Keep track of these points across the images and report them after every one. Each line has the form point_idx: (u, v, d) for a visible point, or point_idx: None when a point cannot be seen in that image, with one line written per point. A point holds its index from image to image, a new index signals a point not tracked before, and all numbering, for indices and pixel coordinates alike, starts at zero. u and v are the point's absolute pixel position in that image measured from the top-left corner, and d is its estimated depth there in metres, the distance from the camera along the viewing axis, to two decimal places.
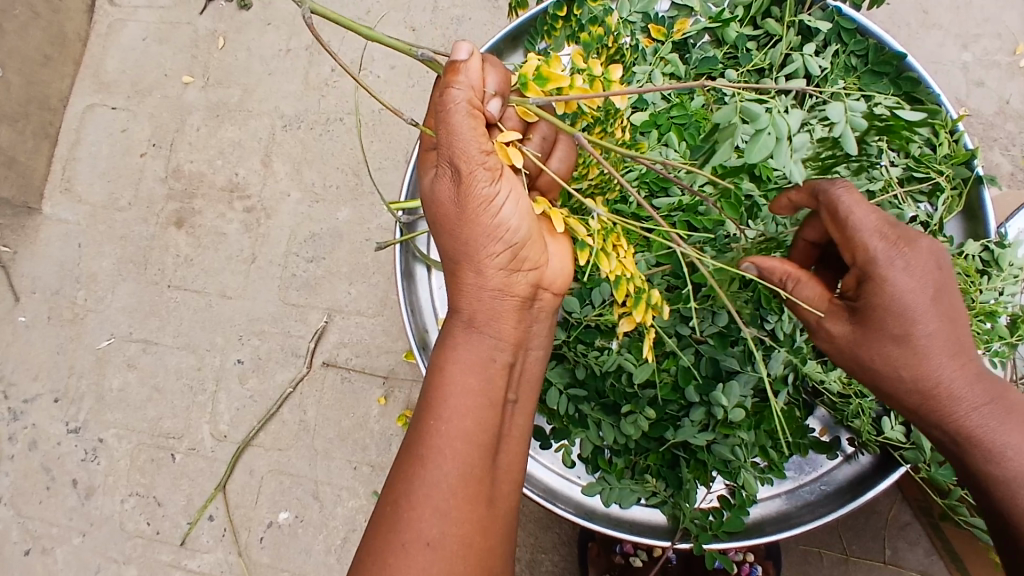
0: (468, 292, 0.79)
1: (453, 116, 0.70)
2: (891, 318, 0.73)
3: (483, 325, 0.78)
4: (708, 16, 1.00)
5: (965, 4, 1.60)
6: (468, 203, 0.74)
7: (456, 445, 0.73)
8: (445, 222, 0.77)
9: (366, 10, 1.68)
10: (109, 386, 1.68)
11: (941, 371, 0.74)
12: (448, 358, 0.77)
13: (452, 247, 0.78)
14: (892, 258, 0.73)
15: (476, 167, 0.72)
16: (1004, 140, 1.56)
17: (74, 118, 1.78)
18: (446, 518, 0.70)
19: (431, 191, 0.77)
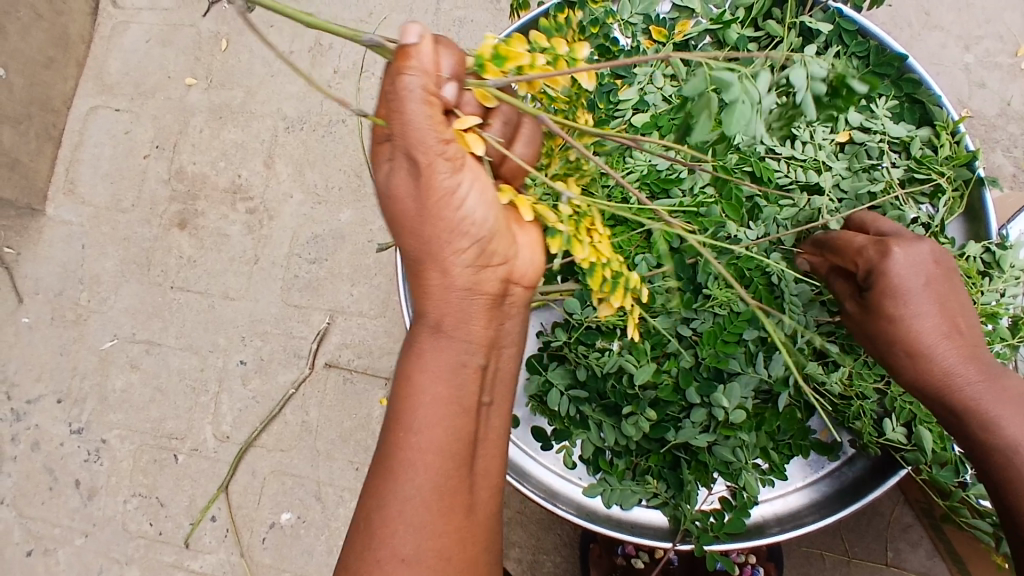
0: (432, 294, 0.73)
1: (409, 105, 0.64)
2: (887, 299, 0.76)
3: (449, 330, 0.73)
4: (709, 17, 1.01)
5: (967, 5, 1.60)
6: (429, 200, 0.68)
7: (429, 459, 0.70)
8: (403, 219, 0.71)
9: (369, 12, 1.68)
10: (112, 387, 1.68)
11: (940, 355, 0.75)
12: (416, 367, 0.73)
13: (410, 246, 0.72)
14: (885, 250, 0.78)
15: (436, 160, 0.66)
16: (1006, 142, 1.55)
17: (78, 120, 1.79)
18: (424, 532, 0.70)
19: (385, 185, 0.71)
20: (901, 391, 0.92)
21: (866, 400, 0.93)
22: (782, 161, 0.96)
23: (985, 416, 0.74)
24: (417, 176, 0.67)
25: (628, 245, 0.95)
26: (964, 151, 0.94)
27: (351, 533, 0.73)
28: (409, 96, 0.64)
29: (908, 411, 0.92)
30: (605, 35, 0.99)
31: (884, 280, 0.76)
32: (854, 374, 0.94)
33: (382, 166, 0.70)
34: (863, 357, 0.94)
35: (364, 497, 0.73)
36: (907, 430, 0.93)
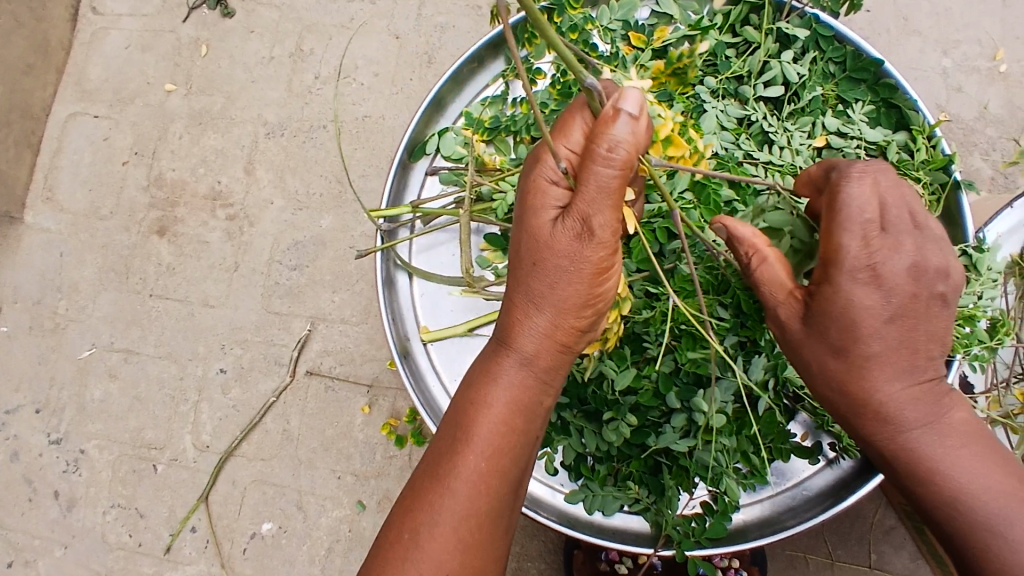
0: (534, 336, 0.78)
1: (606, 176, 0.69)
2: (836, 327, 0.75)
3: (539, 372, 0.79)
4: (688, 23, 1.00)
5: (944, 11, 1.62)
6: (578, 260, 0.74)
7: (487, 484, 0.76)
8: (540, 261, 0.75)
9: (350, 17, 1.68)
10: (91, 396, 1.66)
11: (880, 390, 0.76)
12: (497, 397, 0.78)
13: (531, 285, 0.77)
14: (861, 265, 0.73)
15: (602, 232, 0.72)
16: (984, 145, 1.57)
17: (56, 126, 1.76)
18: (467, 552, 0.74)
19: (533, 221, 0.75)
20: None
21: None
22: (759, 166, 0.96)
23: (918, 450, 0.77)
24: (579, 236, 0.72)
25: None
26: (940, 155, 0.95)
27: (388, 529, 0.77)
28: (612, 169, 0.69)
29: None
30: (583, 41, 1.00)
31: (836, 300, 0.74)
32: None
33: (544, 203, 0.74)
34: None
35: (410, 502, 0.77)
36: None
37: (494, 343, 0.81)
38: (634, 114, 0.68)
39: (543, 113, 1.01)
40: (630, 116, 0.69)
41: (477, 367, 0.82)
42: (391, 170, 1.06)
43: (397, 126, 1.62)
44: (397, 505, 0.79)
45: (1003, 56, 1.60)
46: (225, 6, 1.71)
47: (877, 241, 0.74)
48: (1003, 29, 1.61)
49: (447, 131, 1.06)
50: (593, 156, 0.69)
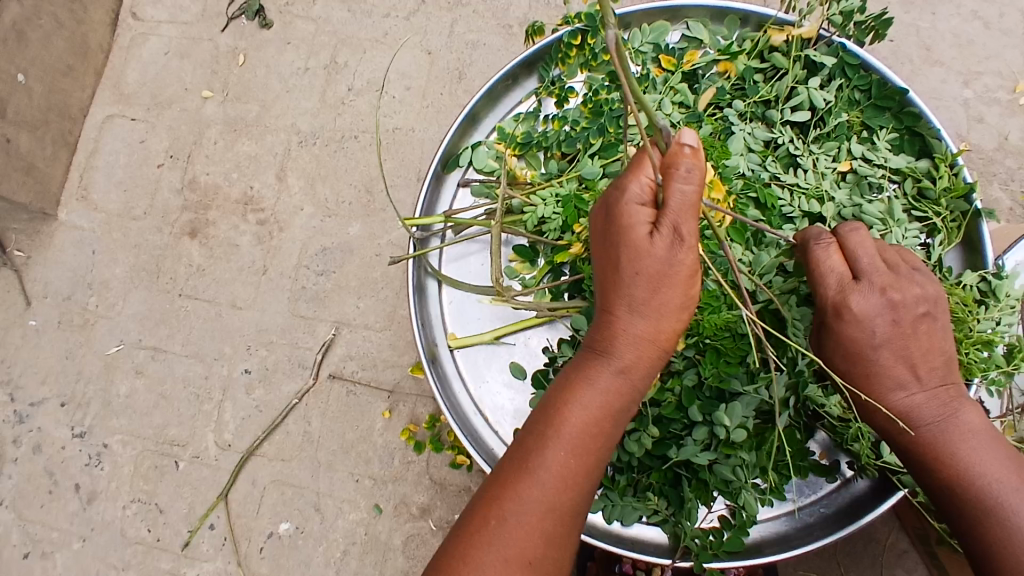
0: (626, 339, 0.81)
1: (691, 192, 0.75)
2: (836, 354, 0.87)
3: (631, 378, 0.82)
4: (717, 48, 1.05)
5: (967, 43, 1.65)
6: (671, 270, 0.78)
7: (570, 477, 0.79)
8: (632, 269, 0.78)
9: (384, 32, 1.73)
10: (117, 392, 1.69)
11: (893, 407, 0.85)
12: (588, 397, 0.81)
13: (624, 291, 0.80)
14: (838, 304, 0.85)
15: (683, 242, 0.77)
16: (1003, 176, 1.59)
17: (94, 128, 1.82)
18: (550, 542, 0.77)
19: (626, 232, 0.78)
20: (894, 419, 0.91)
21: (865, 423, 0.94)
22: (785, 189, 0.99)
23: (930, 451, 0.85)
24: (672, 247, 0.77)
25: None
26: (962, 183, 0.97)
27: (469, 516, 0.79)
28: (692, 187, 0.75)
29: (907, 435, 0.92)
30: (615, 63, 1.04)
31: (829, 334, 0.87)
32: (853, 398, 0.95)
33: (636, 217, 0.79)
34: None
35: (495, 490, 0.79)
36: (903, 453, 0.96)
37: (587, 347, 0.84)
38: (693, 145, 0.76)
39: (574, 130, 1.05)
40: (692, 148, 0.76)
41: (568, 370, 0.85)
42: (425, 181, 1.10)
43: (426, 138, 1.67)
44: (478, 493, 0.81)
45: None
46: (263, 17, 1.77)
47: (852, 285, 0.84)
48: None
49: (480, 145, 1.10)
50: (674, 174, 0.75)
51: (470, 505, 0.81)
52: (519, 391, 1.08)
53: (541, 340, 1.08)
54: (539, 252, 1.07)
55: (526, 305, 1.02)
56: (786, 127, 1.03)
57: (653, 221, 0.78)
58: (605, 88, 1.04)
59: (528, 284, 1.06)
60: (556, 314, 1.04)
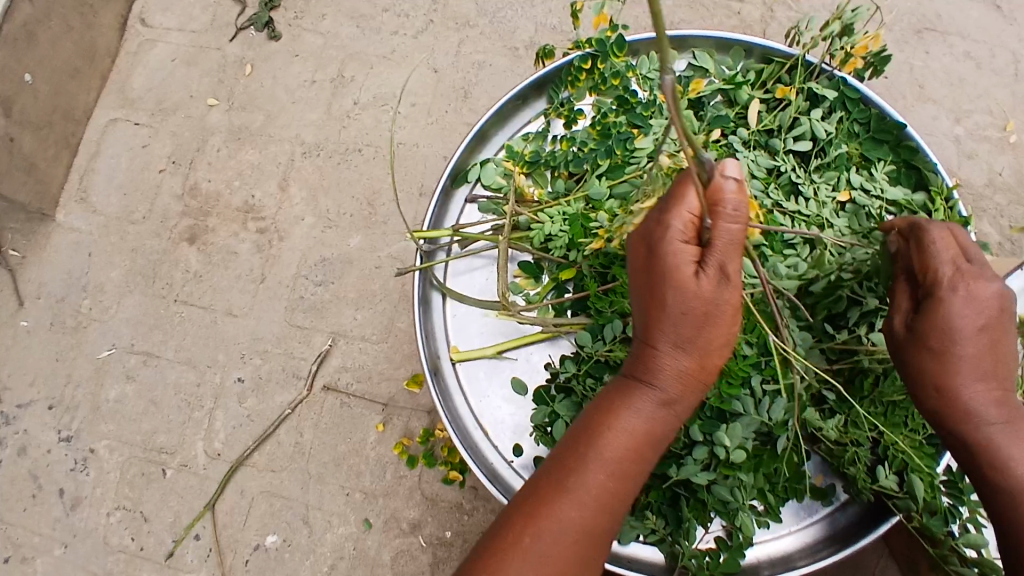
0: (669, 371, 0.83)
1: (735, 232, 0.77)
2: (935, 332, 0.82)
3: (671, 407, 0.84)
4: (722, 77, 1.08)
5: (959, 83, 1.70)
6: (717, 309, 0.80)
7: (607, 498, 0.82)
8: (676, 305, 0.80)
9: (392, 49, 1.75)
10: (106, 397, 1.67)
11: (970, 394, 0.82)
12: (628, 424, 0.83)
13: (670, 326, 0.81)
14: (955, 285, 0.81)
15: (726, 280, 0.79)
16: (993, 212, 1.63)
17: (97, 131, 1.82)
18: (585, 558, 0.82)
19: (670, 267, 0.80)
20: (894, 439, 0.94)
21: (862, 447, 0.96)
22: (787, 216, 1.01)
23: (997, 451, 0.82)
24: (718, 288, 0.79)
25: None
26: (957, 217, 1.01)
27: (504, 529, 0.83)
28: (736, 230, 0.77)
29: (901, 459, 0.94)
30: (624, 87, 1.07)
31: (935, 312, 0.82)
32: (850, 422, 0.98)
33: (682, 252, 0.80)
34: (859, 407, 0.98)
35: (532, 510, 0.82)
36: (899, 478, 0.96)
37: (628, 373, 0.86)
38: (739, 182, 0.77)
39: (582, 151, 1.06)
40: (737, 183, 0.77)
41: (607, 392, 0.87)
42: (434, 196, 1.11)
43: (430, 154, 1.68)
44: (513, 505, 0.85)
45: (1015, 126, 1.67)
46: (272, 29, 1.79)
47: (966, 268, 0.82)
48: (1016, 102, 1.69)
49: (488, 161, 1.11)
50: (720, 216, 0.76)
51: (504, 515, 0.85)
52: (520, 406, 1.09)
53: (543, 356, 1.09)
54: (544, 268, 1.09)
55: (532, 321, 1.04)
56: (789, 156, 1.06)
57: (698, 259, 0.80)
58: (612, 112, 1.07)
59: (532, 300, 1.07)
60: (560, 329, 1.05)
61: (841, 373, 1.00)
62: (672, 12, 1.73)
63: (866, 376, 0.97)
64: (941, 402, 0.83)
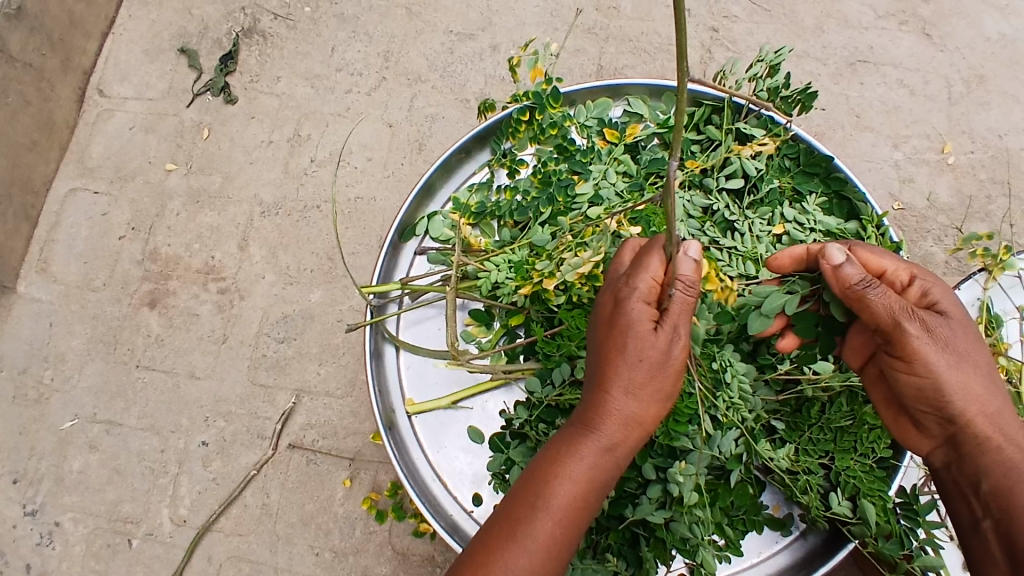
0: (620, 418, 0.84)
1: (689, 298, 0.84)
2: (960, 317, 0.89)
3: (615, 453, 0.85)
4: (656, 121, 1.12)
5: (894, 110, 1.77)
6: (666, 361, 0.84)
7: (554, 544, 0.82)
8: (632, 352, 0.84)
9: (346, 107, 1.80)
10: (70, 468, 1.64)
11: (988, 375, 0.88)
12: (574, 470, 0.83)
13: (621, 373, 0.84)
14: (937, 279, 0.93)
15: (675, 336, 0.84)
16: (937, 231, 1.69)
17: (56, 201, 1.82)
18: None
19: (630, 321, 0.84)
20: (844, 465, 0.96)
21: (813, 474, 0.97)
22: (724, 252, 1.04)
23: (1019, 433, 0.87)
24: (669, 341, 0.84)
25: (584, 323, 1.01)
26: (889, 242, 1.04)
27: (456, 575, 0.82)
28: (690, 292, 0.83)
29: (852, 485, 0.95)
30: (562, 136, 1.11)
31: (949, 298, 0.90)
32: (800, 451, 0.99)
33: (636, 305, 0.85)
34: (808, 435, 0.99)
35: (483, 554, 0.82)
36: (853, 503, 0.96)
37: (579, 418, 0.87)
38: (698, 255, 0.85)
39: (525, 199, 1.10)
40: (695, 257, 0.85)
41: (558, 437, 0.88)
42: (383, 250, 1.13)
43: (387, 207, 1.72)
44: (465, 554, 0.84)
45: (951, 148, 1.74)
46: (228, 93, 1.83)
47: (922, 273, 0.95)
48: (950, 125, 1.76)
49: (436, 215, 1.13)
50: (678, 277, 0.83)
51: (456, 563, 0.84)
52: (477, 455, 1.09)
53: (498, 403, 1.10)
54: (495, 315, 1.11)
55: (482, 368, 1.05)
56: (722, 194, 1.09)
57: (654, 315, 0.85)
58: (553, 160, 1.10)
59: (484, 348, 1.08)
60: (511, 376, 1.07)
61: (788, 403, 1.02)
62: (615, 57, 1.80)
63: (812, 405, 1.00)
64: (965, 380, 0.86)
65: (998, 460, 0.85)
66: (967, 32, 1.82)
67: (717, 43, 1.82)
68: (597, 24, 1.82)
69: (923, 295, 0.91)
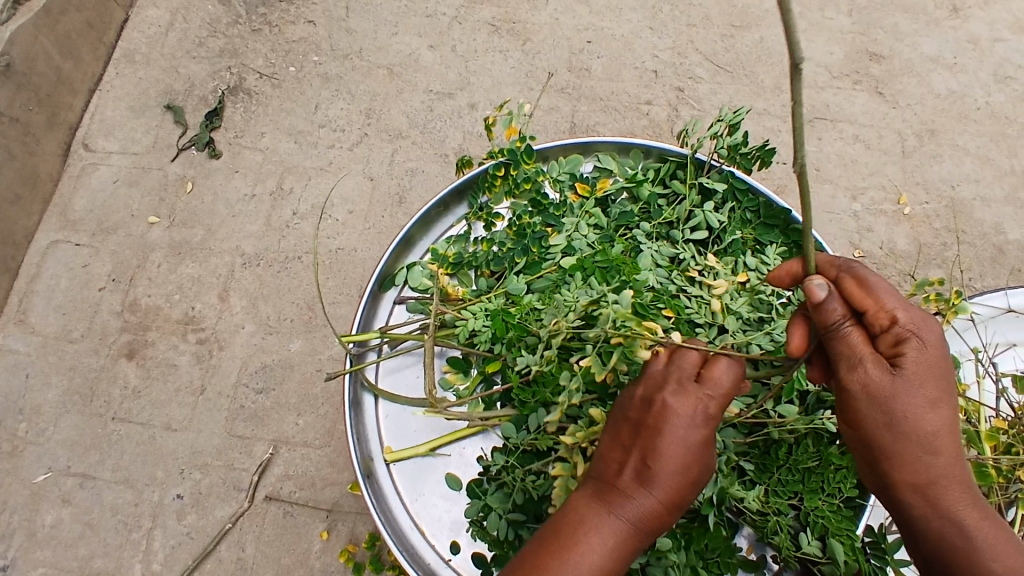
0: (649, 517, 0.82)
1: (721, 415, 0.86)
2: (921, 376, 0.83)
3: (631, 550, 0.82)
4: (625, 176, 1.18)
5: (851, 163, 1.87)
6: (702, 478, 0.84)
7: None
8: (680, 460, 0.82)
9: (329, 161, 1.85)
10: (41, 523, 1.61)
11: (943, 443, 0.84)
12: (593, 552, 0.80)
13: (667, 476, 0.82)
14: (921, 326, 0.84)
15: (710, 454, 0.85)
16: (896, 278, 1.77)
17: (36, 253, 1.83)
18: None
19: (690, 430, 0.83)
20: (812, 505, 0.98)
21: (782, 515, 0.99)
22: (690, 299, 1.09)
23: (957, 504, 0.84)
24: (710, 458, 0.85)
25: (556, 369, 1.04)
26: None
27: None
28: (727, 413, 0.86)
29: (821, 524, 0.97)
30: (535, 191, 1.17)
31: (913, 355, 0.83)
32: (770, 492, 1.01)
33: (701, 414, 0.84)
34: (777, 476, 1.01)
35: None
36: (820, 542, 0.99)
37: (602, 500, 0.83)
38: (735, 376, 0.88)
39: (501, 250, 1.15)
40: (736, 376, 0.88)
41: (573, 510, 0.84)
42: (363, 299, 1.16)
43: (368, 257, 1.76)
44: None
45: (906, 199, 1.84)
46: (213, 148, 1.87)
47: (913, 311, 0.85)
48: (904, 178, 1.86)
49: (415, 264, 1.18)
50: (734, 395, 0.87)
51: None
52: (456, 502, 1.10)
53: (476, 449, 1.12)
54: (472, 362, 1.13)
55: (460, 416, 1.06)
56: (687, 245, 1.15)
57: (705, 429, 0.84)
58: (527, 212, 1.15)
59: (462, 395, 1.10)
60: (488, 422, 1.09)
61: (756, 444, 1.05)
62: (586, 115, 1.89)
63: (779, 447, 1.02)
64: (899, 451, 0.84)
65: (930, 529, 0.85)
66: (915, 91, 1.94)
67: (683, 102, 1.92)
68: (569, 84, 1.92)
69: (895, 343, 0.84)
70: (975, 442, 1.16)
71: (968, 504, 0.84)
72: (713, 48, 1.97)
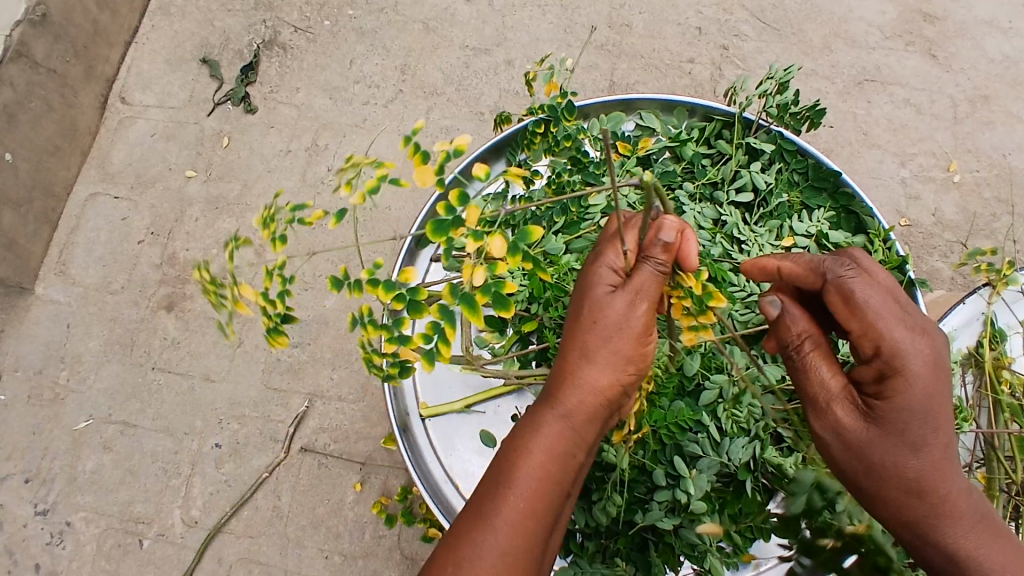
0: (578, 386, 0.83)
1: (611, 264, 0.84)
2: (902, 414, 0.77)
3: (572, 422, 0.82)
4: (669, 135, 1.15)
5: (901, 128, 1.80)
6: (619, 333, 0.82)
7: (524, 523, 0.78)
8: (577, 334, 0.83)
9: (363, 118, 1.84)
10: (83, 468, 1.67)
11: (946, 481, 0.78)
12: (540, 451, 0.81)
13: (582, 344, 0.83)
14: (909, 347, 0.77)
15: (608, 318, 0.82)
16: (942, 248, 1.71)
17: (75, 206, 1.86)
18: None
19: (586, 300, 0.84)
20: None
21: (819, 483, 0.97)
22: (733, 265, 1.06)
23: (956, 547, 0.78)
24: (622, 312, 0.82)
25: None
26: (896, 256, 1.04)
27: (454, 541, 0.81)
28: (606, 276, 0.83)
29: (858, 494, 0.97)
30: (575, 148, 1.12)
31: (893, 380, 0.77)
32: (807, 460, 1.00)
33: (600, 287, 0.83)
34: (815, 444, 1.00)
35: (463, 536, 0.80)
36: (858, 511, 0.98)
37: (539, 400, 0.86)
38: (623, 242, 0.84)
39: (539, 210, 1.13)
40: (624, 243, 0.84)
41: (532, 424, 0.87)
42: (401, 255, 1.18)
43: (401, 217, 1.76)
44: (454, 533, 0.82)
45: (957, 166, 1.77)
46: (248, 103, 1.87)
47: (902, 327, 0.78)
48: (956, 144, 1.78)
49: None
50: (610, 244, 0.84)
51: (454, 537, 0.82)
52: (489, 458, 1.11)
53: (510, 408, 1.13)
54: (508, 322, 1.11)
55: (495, 373, 1.08)
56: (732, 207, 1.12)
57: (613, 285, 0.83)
58: (567, 170, 1.13)
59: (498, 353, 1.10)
60: (524, 381, 1.09)
61: (796, 412, 1.03)
62: (626, 73, 1.84)
63: None
64: (878, 490, 0.80)
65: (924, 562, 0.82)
66: (972, 52, 1.85)
67: (727, 60, 1.85)
68: (609, 41, 1.87)
69: (878, 372, 0.79)
70: (1019, 415, 1.12)
71: (976, 540, 0.78)
72: (760, 4, 1.90)
